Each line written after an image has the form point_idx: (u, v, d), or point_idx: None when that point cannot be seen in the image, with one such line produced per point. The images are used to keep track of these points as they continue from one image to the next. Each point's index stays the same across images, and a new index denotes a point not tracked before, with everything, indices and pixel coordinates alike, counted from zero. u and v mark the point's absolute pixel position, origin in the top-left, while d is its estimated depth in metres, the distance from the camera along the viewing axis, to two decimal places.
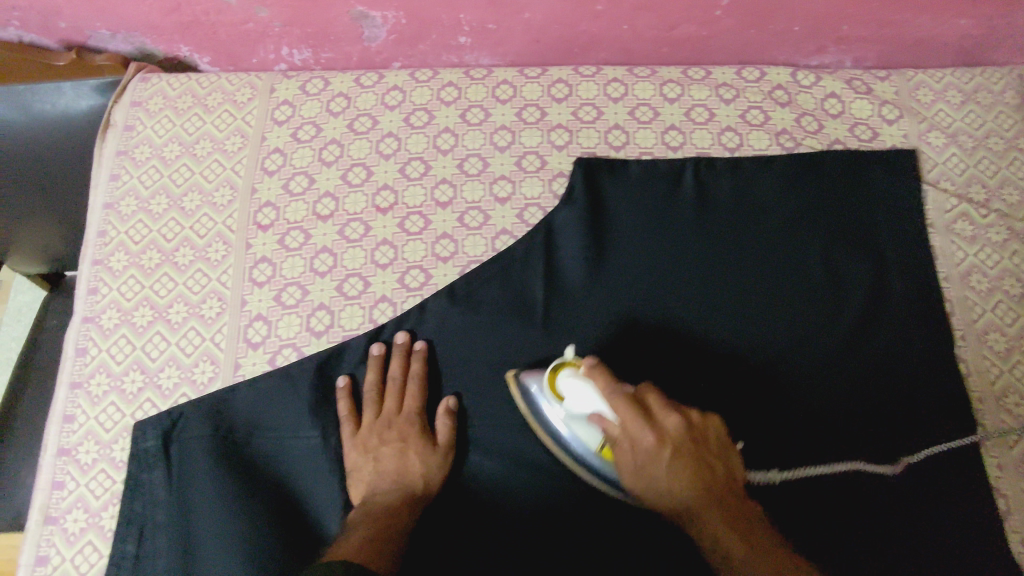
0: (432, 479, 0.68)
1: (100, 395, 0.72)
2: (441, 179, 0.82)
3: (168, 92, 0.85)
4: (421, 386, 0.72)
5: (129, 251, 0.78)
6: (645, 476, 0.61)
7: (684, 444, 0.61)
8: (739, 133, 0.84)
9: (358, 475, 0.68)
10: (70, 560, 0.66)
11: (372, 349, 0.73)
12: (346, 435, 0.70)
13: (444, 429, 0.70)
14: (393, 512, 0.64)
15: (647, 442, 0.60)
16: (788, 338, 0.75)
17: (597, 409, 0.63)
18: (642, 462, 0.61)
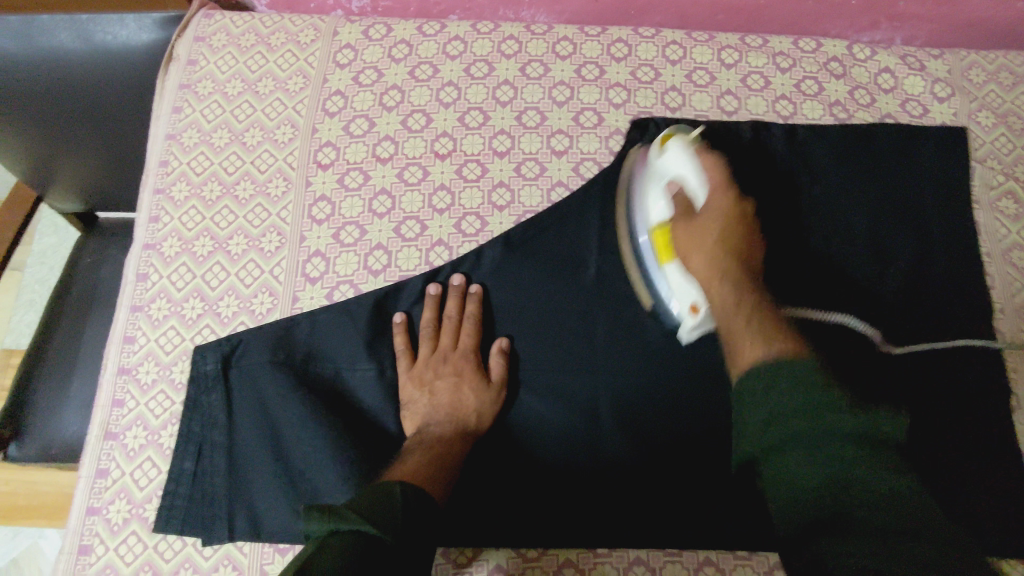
0: (484, 415, 0.71)
1: (161, 319, 0.73)
2: (499, 130, 0.83)
3: (232, 30, 0.86)
4: (476, 324, 0.74)
5: (191, 181, 0.79)
6: (696, 230, 0.68)
7: (740, 223, 0.69)
8: (793, 102, 0.86)
9: (413, 407, 0.71)
10: (129, 474, 0.68)
11: (429, 289, 0.75)
12: (403, 367, 0.72)
13: (497, 368, 0.72)
14: (448, 443, 0.67)
15: (716, 210, 0.69)
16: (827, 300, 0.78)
17: (685, 175, 0.71)
18: (705, 216, 0.69)
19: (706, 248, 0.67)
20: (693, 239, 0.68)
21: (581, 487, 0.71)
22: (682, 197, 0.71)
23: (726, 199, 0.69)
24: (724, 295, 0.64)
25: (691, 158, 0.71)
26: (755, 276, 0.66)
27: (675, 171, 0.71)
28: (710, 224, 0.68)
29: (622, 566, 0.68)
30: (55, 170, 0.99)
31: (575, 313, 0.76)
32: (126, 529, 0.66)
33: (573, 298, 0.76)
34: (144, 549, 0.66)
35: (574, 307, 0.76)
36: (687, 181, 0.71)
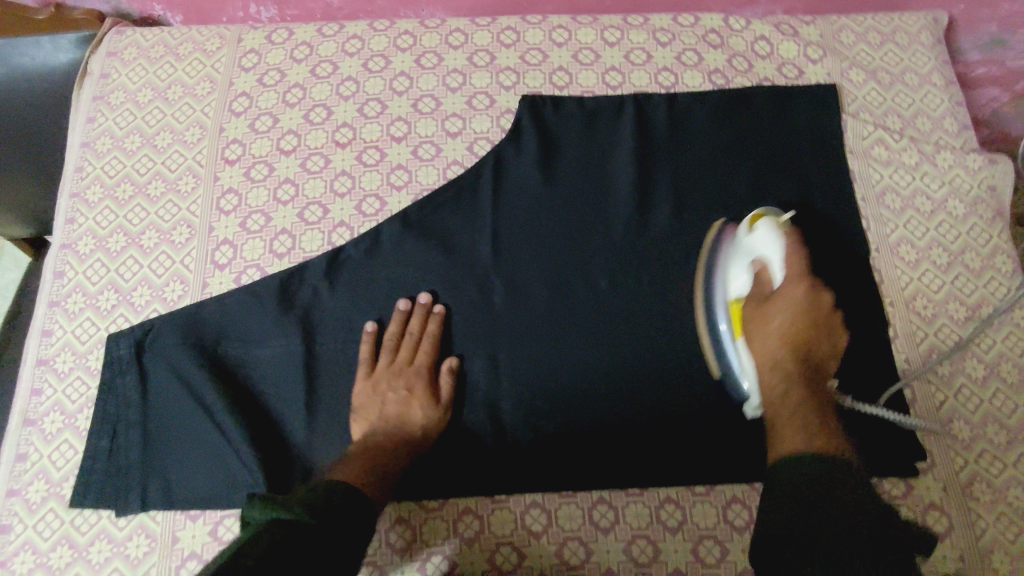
0: (427, 431, 0.73)
1: (76, 312, 0.77)
2: (396, 117, 0.88)
3: (142, 44, 0.91)
4: (434, 344, 0.76)
5: (104, 184, 0.84)
6: (767, 321, 0.71)
7: (812, 312, 0.70)
8: (674, 73, 0.91)
9: (363, 413, 0.73)
10: (47, 456, 0.72)
11: (398, 305, 0.78)
12: (361, 374, 0.75)
13: (446, 387, 0.75)
14: (386, 450, 0.69)
15: (794, 299, 0.70)
16: None
17: (765, 254, 0.73)
18: (777, 300, 0.71)
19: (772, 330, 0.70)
20: (759, 326, 0.71)
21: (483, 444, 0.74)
22: (762, 275, 0.73)
23: (802, 287, 0.71)
24: (776, 382, 0.68)
25: (779, 238, 0.72)
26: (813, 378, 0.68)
27: (760, 250, 0.73)
28: (781, 307, 0.71)
29: (518, 509, 0.72)
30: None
31: (472, 281, 0.80)
32: (44, 507, 0.70)
33: (470, 266, 0.81)
34: (61, 524, 0.69)
35: (473, 275, 0.80)
36: (774, 263, 0.72)
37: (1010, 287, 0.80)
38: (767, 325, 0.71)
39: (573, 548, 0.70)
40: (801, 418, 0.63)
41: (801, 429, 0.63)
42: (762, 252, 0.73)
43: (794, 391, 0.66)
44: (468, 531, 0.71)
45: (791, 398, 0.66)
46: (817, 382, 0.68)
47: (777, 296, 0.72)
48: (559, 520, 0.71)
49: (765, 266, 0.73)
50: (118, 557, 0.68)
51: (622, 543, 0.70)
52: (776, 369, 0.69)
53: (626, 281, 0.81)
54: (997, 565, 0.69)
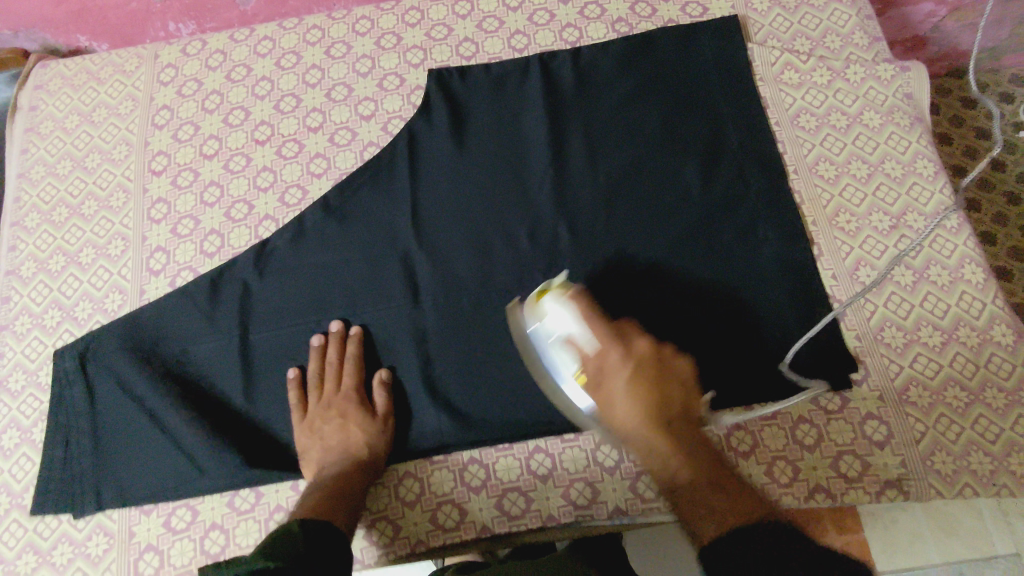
0: (374, 448, 0.72)
1: (24, 332, 0.81)
2: (311, 109, 0.90)
3: (66, 73, 0.95)
4: (356, 364, 0.76)
5: (41, 210, 0.87)
6: (607, 394, 0.63)
7: (650, 369, 0.63)
8: (578, 28, 0.92)
9: (309, 454, 0.72)
10: (8, 471, 0.75)
11: (312, 341, 0.78)
12: (295, 420, 0.74)
13: (381, 400, 0.75)
14: (339, 479, 0.69)
15: (616, 361, 0.63)
16: (640, 208, 0.81)
17: (571, 331, 0.66)
18: (606, 379, 0.63)
19: (622, 404, 0.61)
20: (605, 401, 0.63)
21: (408, 409, 0.76)
22: (581, 354, 0.66)
23: (615, 351, 0.64)
24: (658, 464, 0.59)
25: (564, 308, 0.67)
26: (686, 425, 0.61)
27: (565, 333, 0.67)
28: (614, 384, 0.62)
29: (458, 467, 0.74)
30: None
31: (395, 255, 0.82)
32: (8, 518, 0.73)
33: (392, 242, 0.82)
34: (26, 532, 0.72)
35: (397, 250, 0.82)
36: (577, 337, 0.66)
37: (934, 191, 0.80)
38: (611, 398, 0.62)
39: (513, 499, 0.73)
40: (694, 487, 0.56)
41: (704, 508, 0.54)
42: (561, 332, 0.67)
43: (680, 469, 0.58)
44: (410, 493, 0.74)
45: (681, 479, 0.57)
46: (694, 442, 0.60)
47: (600, 368, 0.64)
48: (498, 474, 0.74)
49: (572, 343, 0.66)
50: (80, 557, 0.71)
51: (560, 489, 0.73)
52: (650, 450, 0.60)
53: (545, 235, 0.81)
54: (937, 466, 0.69)
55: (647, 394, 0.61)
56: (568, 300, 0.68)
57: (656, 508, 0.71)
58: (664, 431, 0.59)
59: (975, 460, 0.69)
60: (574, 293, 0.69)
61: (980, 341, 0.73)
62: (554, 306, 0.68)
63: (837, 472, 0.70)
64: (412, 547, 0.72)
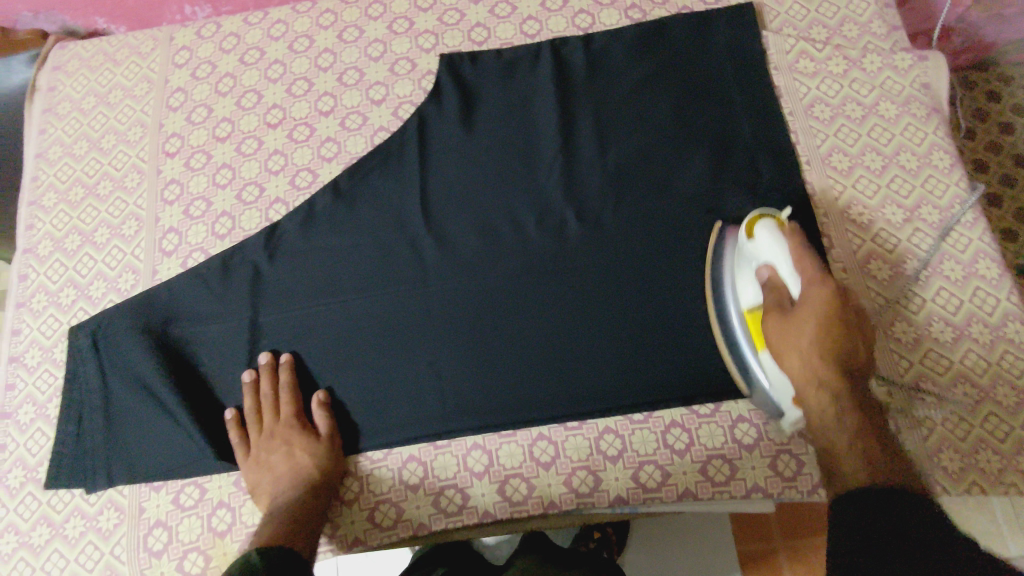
0: (326, 469, 0.73)
1: (41, 309, 0.83)
2: (323, 92, 0.90)
3: (83, 55, 0.96)
4: (292, 391, 0.76)
5: (58, 190, 0.89)
6: (795, 329, 0.60)
7: (844, 310, 0.59)
8: (591, 14, 0.91)
9: (260, 487, 0.72)
10: (23, 445, 0.77)
11: (243, 377, 0.77)
12: (239, 457, 0.74)
13: (323, 421, 0.75)
14: (295, 507, 0.69)
15: (823, 301, 0.58)
16: (651, 197, 0.80)
17: (775, 261, 0.64)
18: (799, 311, 0.60)
19: (806, 341, 0.59)
20: (788, 334, 0.60)
21: (354, 428, 0.76)
22: (777, 285, 0.63)
23: (827, 289, 0.59)
24: (824, 404, 0.57)
25: (779, 240, 0.64)
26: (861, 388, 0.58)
27: (768, 260, 0.64)
28: (809, 314, 0.59)
29: (461, 453, 0.75)
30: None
31: (404, 241, 0.82)
32: (23, 490, 0.75)
33: (402, 227, 0.82)
34: (39, 505, 0.74)
35: (405, 235, 0.82)
36: (781, 269, 0.63)
37: (950, 184, 0.78)
38: (796, 334, 0.59)
39: (515, 485, 0.74)
40: (857, 445, 0.55)
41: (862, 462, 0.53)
42: (764, 261, 0.65)
43: (842, 418, 0.56)
44: (413, 477, 0.75)
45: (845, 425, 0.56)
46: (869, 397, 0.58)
47: (796, 303, 0.61)
48: (501, 460, 0.75)
49: (772, 274, 0.64)
50: (92, 530, 0.73)
51: (563, 476, 0.73)
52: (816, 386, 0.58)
53: (554, 223, 0.81)
54: (944, 463, 0.69)
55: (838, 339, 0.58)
56: (785, 233, 0.64)
57: (658, 498, 0.72)
58: (839, 375, 0.58)
59: (983, 458, 0.68)
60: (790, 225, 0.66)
61: (992, 338, 0.72)
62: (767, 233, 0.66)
63: None
64: (414, 531, 0.74)
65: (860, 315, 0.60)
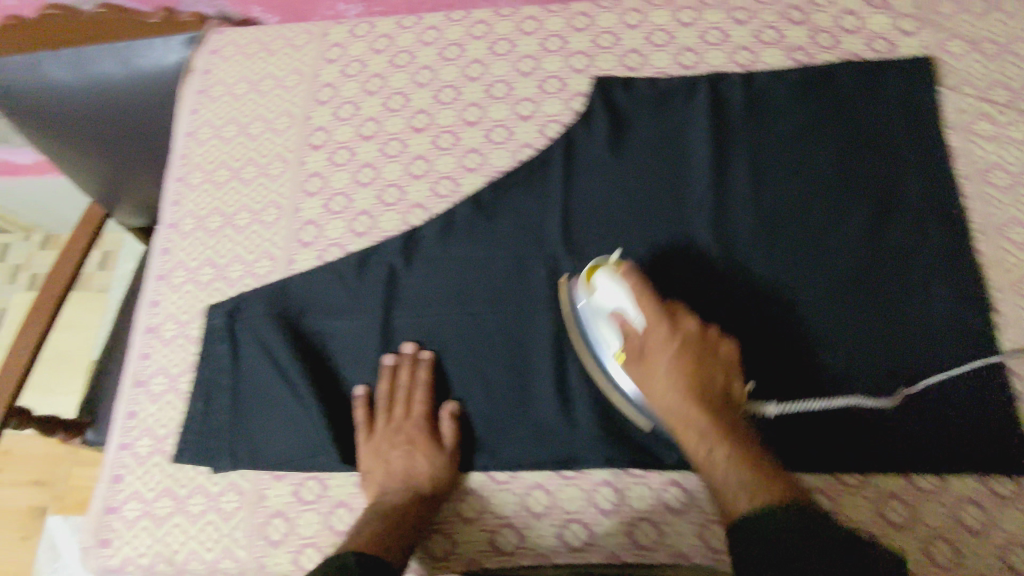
0: (438, 480, 0.72)
1: (180, 284, 0.85)
2: (470, 102, 0.90)
3: (240, 41, 0.98)
4: (428, 393, 0.76)
5: (205, 169, 0.91)
6: (653, 369, 0.66)
7: (689, 346, 0.66)
8: (752, 52, 0.88)
9: (371, 476, 0.73)
10: (153, 415, 0.79)
11: (384, 360, 0.77)
12: (362, 438, 0.75)
13: (449, 432, 0.74)
14: (402, 510, 0.69)
15: (665, 340, 0.66)
16: (803, 245, 0.77)
17: (621, 307, 0.69)
18: (651, 355, 0.67)
19: (664, 383, 0.65)
20: (646, 376, 0.67)
21: (475, 445, 0.75)
22: (628, 331, 0.69)
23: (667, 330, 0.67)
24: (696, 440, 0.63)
25: (619, 286, 0.69)
26: (726, 408, 0.64)
27: (613, 306, 0.70)
28: (659, 358, 0.66)
29: (588, 487, 0.73)
30: (129, 180, 1.21)
31: (542, 263, 0.80)
32: (150, 460, 0.76)
33: (541, 246, 0.81)
34: (164, 477, 0.75)
35: (544, 254, 0.81)
36: (628, 314, 0.69)
37: None
38: (654, 375, 0.66)
39: (643, 529, 0.71)
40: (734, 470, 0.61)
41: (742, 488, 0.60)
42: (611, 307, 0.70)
43: (717, 447, 0.62)
44: (538, 505, 0.73)
45: (716, 456, 0.62)
46: (726, 411, 0.64)
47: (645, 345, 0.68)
48: (631, 500, 0.72)
49: (622, 319, 0.69)
50: (213, 510, 0.74)
51: (695, 527, 0.70)
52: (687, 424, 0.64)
53: (700, 262, 0.78)
54: None
55: (691, 371, 0.65)
56: (618, 278, 0.69)
57: None
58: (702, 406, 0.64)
59: None
60: (622, 266, 0.71)
61: None
62: (603, 280, 0.70)
63: (1002, 563, 0.65)
64: (535, 560, 0.72)
65: (707, 342, 0.67)
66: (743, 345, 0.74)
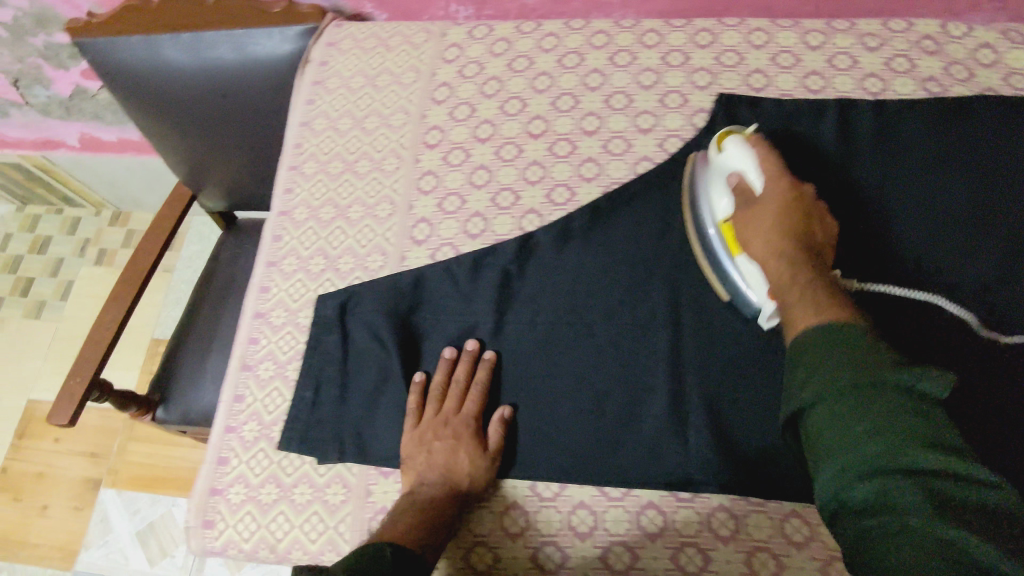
0: (476, 480, 0.71)
1: (291, 272, 0.85)
2: (589, 112, 0.89)
3: (358, 36, 0.98)
4: (483, 393, 0.75)
5: (319, 160, 0.92)
6: (760, 216, 0.70)
7: (798, 202, 0.70)
8: (882, 79, 0.86)
9: (409, 465, 0.72)
10: (261, 400, 0.79)
11: (445, 353, 0.78)
12: (408, 426, 0.74)
13: (496, 436, 0.74)
14: (437, 504, 0.68)
15: (778, 194, 0.70)
16: (932, 279, 0.77)
17: (744, 167, 0.73)
18: (759, 205, 0.70)
19: (763, 227, 0.69)
20: (750, 221, 0.70)
21: (517, 451, 0.75)
22: (742, 188, 0.73)
23: (782, 188, 0.70)
24: (782, 271, 0.65)
25: (749, 151, 0.73)
26: (817, 257, 0.67)
27: (735, 167, 0.73)
28: (765, 206, 0.70)
29: (705, 511, 0.70)
30: (223, 164, 1.22)
31: (660, 279, 0.79)
32: (257, 446, 0.77)
33: (660, 261, 0.80)
34: (270, 464, 0.75)
35: (658, 271, 0.80)
36: (748, 173, 0.72)
37: None
38: (758, 220, 0.70)
39: (762, 560, 0.69)
40: (816, 294, 0.61)
41: (816, 305, 0.60)
42: (734, 167, 0.74)
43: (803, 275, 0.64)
44: (652, 525, 0.71)
45: (801, 282, 0.63)
46: (817, 258, 0.66)
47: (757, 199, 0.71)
48: (748, 528, 0.69)
49: (740, 177, 0.73)
50: (319, 501, 0.73)
51: (816, 562, 0.68)
52: (778, 257, 0.66)
53: None
54: None
55: (794, 218, 0.68)
56: (751, 144, 0.74)
57: None
58: (797, 248, 0.66)
59: None
60: (755, 137, 0.75)
61: None
62: (734, 145, 0.74)
63: None
64: None
65: (816, 208, 0.70)
66: (855, 279, 0.77)
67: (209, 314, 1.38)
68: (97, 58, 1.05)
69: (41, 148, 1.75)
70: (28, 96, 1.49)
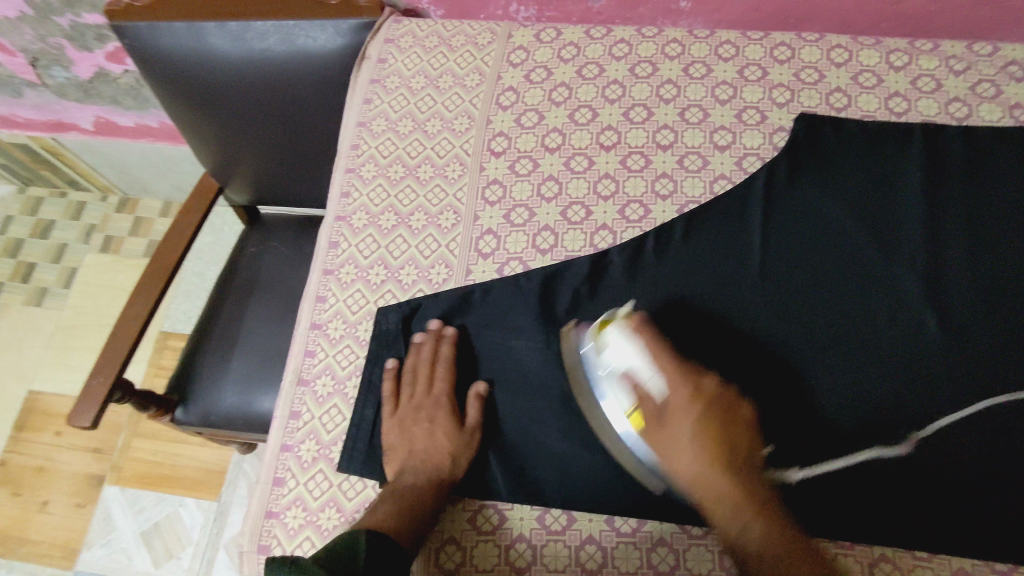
0: (459, 460, 0.70)
1: (349, 282, 0.81)
2: (663, 125, 0.86)
3: (418, 33, 0.94)
4: (450, 369, 0.74)
5: (379, 163, 0.87)
6: (676, 442, 0.63)
7: (711, 412, 0.64)
8: (968, 104, 0.83)
9: (392, 453, 0.71)
10: (319, 418, 0.75)
11: (413, 337, 0.76)
12: (386, 413, 0.73)
13: (473, 412, 0.73)
14: (419, 490, 0.67)
15: (685, 403, 0.64)
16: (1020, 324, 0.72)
17: (634, 366, 0.66)
18: (671, 421, 0.64)
19: (686, 453, 0.62)
20: (667, 442, 0.63)
21: (579, 480, 0.71)
22: (642, 391, 0.66)
23: (686, 395, 0.64)
24: (720, 508, 0.60)
25: (632, 345, 0.67)
26: (752, 472, 0.62)
27: (625, 365, 0.67)
28: (679, 423, 0.63)
29: None
30: (258, 158, 1.16)
31: (740, 307, 0.76)
32: (315, 467, 0.73)
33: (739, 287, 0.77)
34: (329, 487, 0.72)
35: (733, 305, 0.76)
36: (641, 374, 0.66)
37: None
38: (675, 443, 0.63)
39: None
40: (766, 540, 0.57)
41: (774, 557, 0.56)
42: (622, 366, 0.67)
43: (746, 517, 0.58)
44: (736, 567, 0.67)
45: (739, 526, 0.58)
46: (752, 479, 0.61)
47: (665, 411, 0.65)
48: None
49: (636, 379, 0.66)
50: None
51: None
52: (705, 488, 0.61)
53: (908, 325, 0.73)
54: None
55: (715, 434, 0.62)
56: (633, 335, 0.67)
57: None
58: (727, 476, 0.60)
59: None
60: (634, 319, 0.69)
61: None
62: (613, 337, 0.68)
63: None
64: None
65: (727, 408, 0.65)
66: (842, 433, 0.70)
67: (232, 312, 1.32)
68: (135, 44, 0.99)
69: (52, 130, 1.68)
70: (45, 77, 1.43)
